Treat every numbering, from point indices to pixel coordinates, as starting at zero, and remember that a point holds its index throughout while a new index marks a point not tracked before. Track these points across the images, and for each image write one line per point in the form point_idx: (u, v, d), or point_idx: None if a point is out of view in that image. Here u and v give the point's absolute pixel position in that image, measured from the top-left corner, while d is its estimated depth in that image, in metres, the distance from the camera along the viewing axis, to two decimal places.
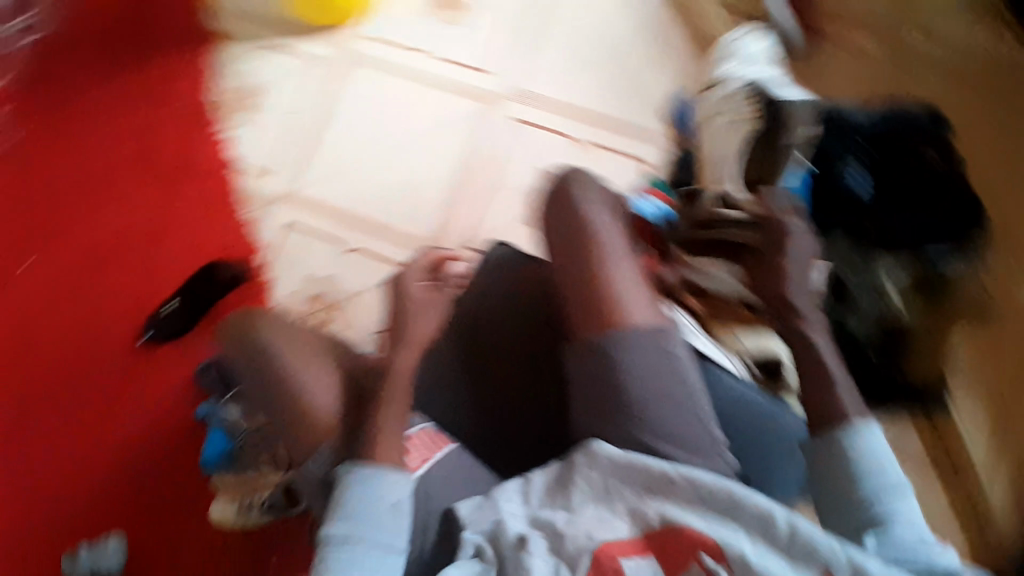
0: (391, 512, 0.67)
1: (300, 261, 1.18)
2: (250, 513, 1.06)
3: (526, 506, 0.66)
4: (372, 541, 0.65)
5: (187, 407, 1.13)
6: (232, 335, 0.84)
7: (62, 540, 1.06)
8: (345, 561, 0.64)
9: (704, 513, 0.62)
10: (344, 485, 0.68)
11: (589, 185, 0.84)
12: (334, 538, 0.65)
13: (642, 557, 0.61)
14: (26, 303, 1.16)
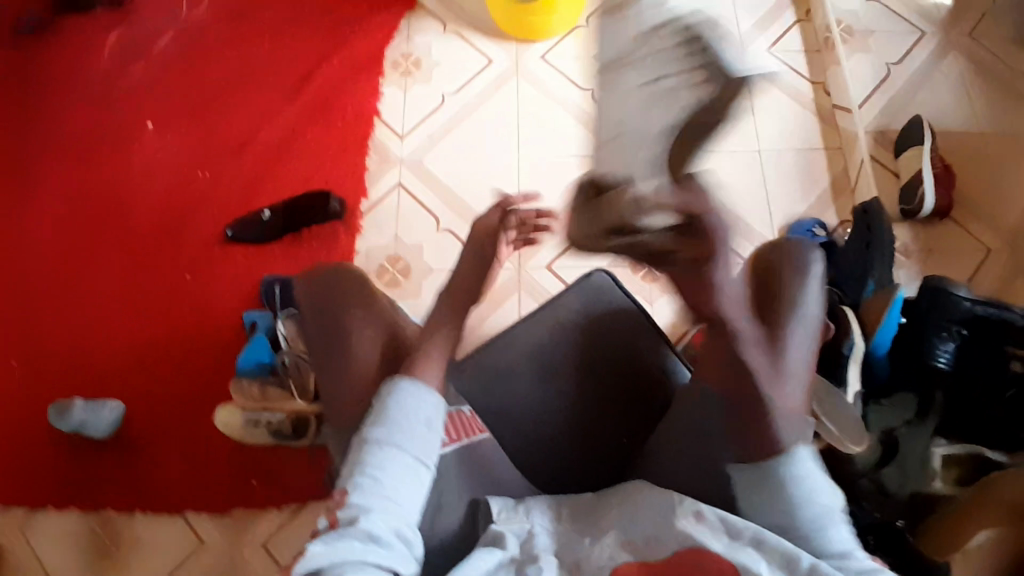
0: (425, 430, 0.69)
1: (394, 223, 1.22)
2: (255, 429, 1.07)
3: (551, 524, 0.68)
4: (401, 449, 0.67)
5: (239, 310, 1.17)
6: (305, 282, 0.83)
7: (87, 379, 1.13)
8: (375, 465, 0.66)
9: (725, 541, 0.60)
10: (387, 396, 0.70)
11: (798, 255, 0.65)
12: (370, 442, 0.67)
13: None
14: (151, 167, 1.28)
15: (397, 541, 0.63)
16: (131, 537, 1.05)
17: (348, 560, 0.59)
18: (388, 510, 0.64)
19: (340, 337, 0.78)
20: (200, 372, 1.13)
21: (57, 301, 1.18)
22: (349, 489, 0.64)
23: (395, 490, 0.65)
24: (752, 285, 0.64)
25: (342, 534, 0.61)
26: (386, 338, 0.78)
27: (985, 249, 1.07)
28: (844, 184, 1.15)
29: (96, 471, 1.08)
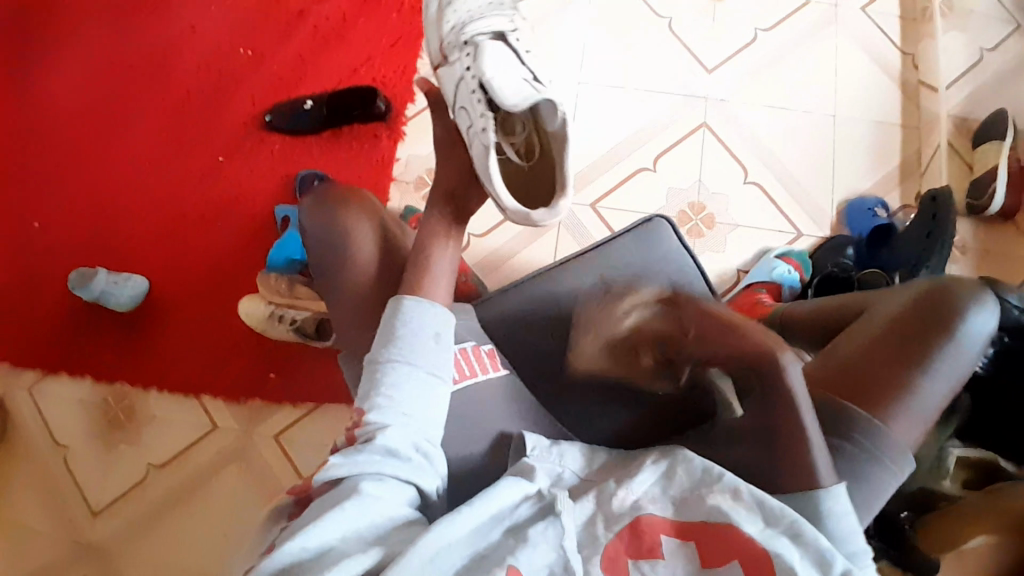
0: (431, 341, 0.68)
1: (438, 132, 1.17)
2: (276, 324, 1.05)
3: (579, 471, 0.69)
4: (412, 365, 0.66)
5: (270, 201, 1.14)
6: (314, 201, 0.81)
7: (111, 249, 1.12)
8: (387, 381, 0.65)
9: (763, 527, 0.59)
10: (396, 314, 0.69)
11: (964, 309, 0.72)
12: (382, 364, 0.66)
13: (681, 541, 0.59)
14: (192, 33, 1.21)
15: (416, 455, 0.63)
16: (145, 413, 1.07)
17: (367, 472, 0.60)
18: (404, 424, 0.63)
19: (339, 253, 0.77)
20: (221, 255, 1.12)
21: (86, 165, 1.15)
22: (367, 408, 0.63)
23: (411, 407, 0.64)
24: (893, 330, 0.72)
25: (361, 449, 0.61)
26: (395, 268, 0.77)
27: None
28: (913, 167, 1.10)
29: (114, 343, 1.09)
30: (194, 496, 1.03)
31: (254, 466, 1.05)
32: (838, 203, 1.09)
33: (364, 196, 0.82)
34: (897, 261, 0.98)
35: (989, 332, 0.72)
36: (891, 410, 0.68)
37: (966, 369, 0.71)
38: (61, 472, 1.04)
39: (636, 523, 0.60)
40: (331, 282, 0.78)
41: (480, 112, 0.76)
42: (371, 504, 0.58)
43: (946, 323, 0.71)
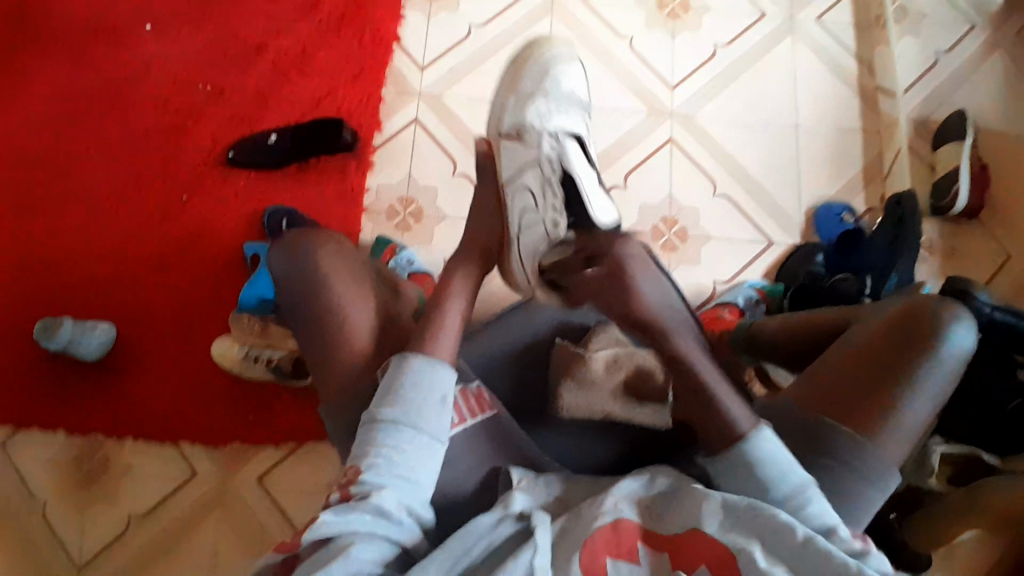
0: (436, 403, 0.69)
1: (407, 159, 1.16)
2: (253, 365, 1.03)
3: (560, 492, 0.69)
4: (411, 425, 0.68)
5: (239, 238, 1.12)
6: (282, 253, 0.81)
7: (75, 295, 1.08)
8: (385, 441, 0.66)
9: (722, 519, 0.61)
10: (397, 372, 0.70)
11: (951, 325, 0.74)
12: (382, 422, 0.68)
13: (654, 551, 0.61)
14: (150, 72, 1.20)
15: (407, 517, 0.65)
16: (121, 463, 1.03)
17: (358, 532, 0.62)
18: (399, 484, 0.65)
19: (318, 299, 0.78)
20: (190, 294, 1.10)
21: (46, 211, 1.12)
22: (362, 467, 0.65)
23: (409, 469, 0.66)
24: (882, 345, 0.74)
25: (352, 507, 0.63)
26: (369, 305, 0.78)
27: (1006, 255, 1.07)
28: (877, 171, 1.12)
29: (82, 393, 1.05)
30: (178, 548, 1.00)
31: (235, 508, 1.02)
32: (807, 209, 1.10)
33: (329, 241, 0.82)
34: (872, 259, 0.97)
35: (968, 346, 0.74)
36: (876, 430, 0.72)
37: (947, 383, 0.73)
38: (36, 527, 1.00)
39: (617, 524, 0.62)
40: (308, 324, 0.78)
41: (553, 210, 0.80)
42: (356, 562, 0.59)
43: (926, 341, 0.73)
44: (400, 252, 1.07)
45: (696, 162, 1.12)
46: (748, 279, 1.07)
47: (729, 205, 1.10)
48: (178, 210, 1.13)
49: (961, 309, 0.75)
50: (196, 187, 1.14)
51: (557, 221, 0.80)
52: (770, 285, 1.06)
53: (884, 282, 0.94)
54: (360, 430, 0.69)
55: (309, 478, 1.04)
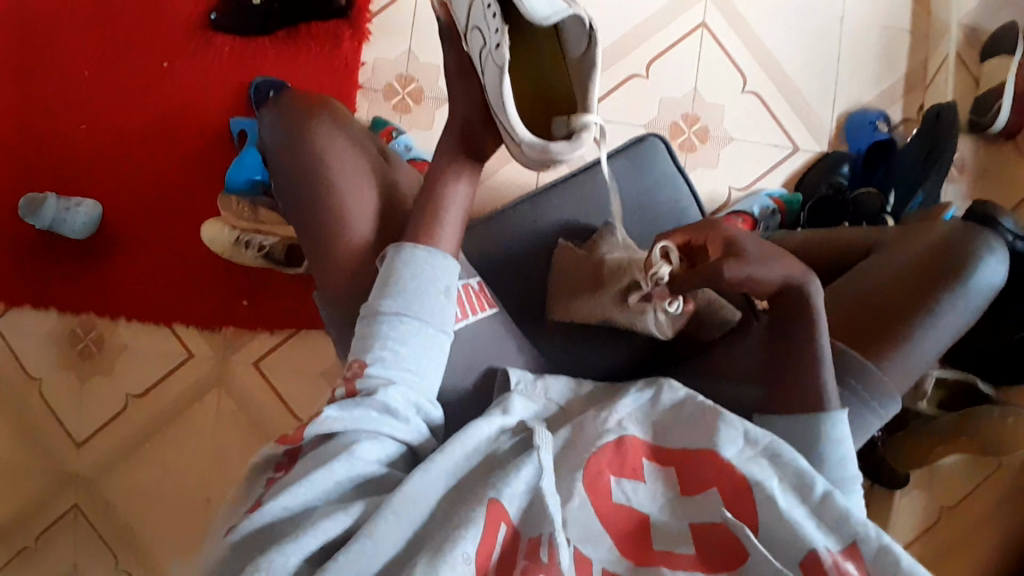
0: (442, 295, 0.64)
1: (407, 31, 1.06)
2: (243, 251, 0.99)
3: (562, 402, 0.68)
4: (417, 318, 0.62)
5: (227, 113, 1.04)
6: (277, 122, 0.72)
7: (56, 168, 1.02)
8: (390, 334, 0.61)
9: (743, 449, 0.60)
10: (399, 262, 0.64)
11: (985, 257, 0.71)
12: (386, 314, 0.62)
13: (661, 467, 0.61)
14: None
15: (414, 415, 0.61)
16: (114, 345, 1.04)
17: (364, 428, 0.57)
18: (406, 380, 0.61)
19: (313, 180, 0.69)
20: (179, 169, 1.04)
21: (16, 73, 1.03)
22: (367, 361, 0.60)
23: (416, 362, 0.61)
24: (910, 273, 0.71)
25: (359, 402, 0.58)
26: (371, 192, 0.70)
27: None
28: (919, 78, 1.03)
29: (75, 273, 1.03)
30: (176, 425, 1.03)
31: (236, 392, 1.04)
32: (840, 115, 1.02)
33: (329, 111, 0.72)
34: (907, 173, 0.92)
35: (996, 282, 0.71)
36: (885, 356, 0.68)
37: (966, 319, 0.70)
38: (34, 405, 1.03)
39: (621, 442, 0.61)
40: (300, 213, 0.71)
41: (494, 30, 0.63)
42: (360, 463, 0.55)
43: (953, 273, 0.70)
44: (399, 136, 1.00)
45: (728, 51, 1.02)
46: (768, 188, 1.00)
47: (756, 102, 1.02)
48: (162, 74, 1.04)
49: (995, 244, 0.72)
50: (178, 50, 1.05)
51: (498, 38, 0.62)
52: (790, 194, 0.99)
53: (908, 201, 0.90)
54: (361, 323, 0.63)
55: (308, 358, 1.05)
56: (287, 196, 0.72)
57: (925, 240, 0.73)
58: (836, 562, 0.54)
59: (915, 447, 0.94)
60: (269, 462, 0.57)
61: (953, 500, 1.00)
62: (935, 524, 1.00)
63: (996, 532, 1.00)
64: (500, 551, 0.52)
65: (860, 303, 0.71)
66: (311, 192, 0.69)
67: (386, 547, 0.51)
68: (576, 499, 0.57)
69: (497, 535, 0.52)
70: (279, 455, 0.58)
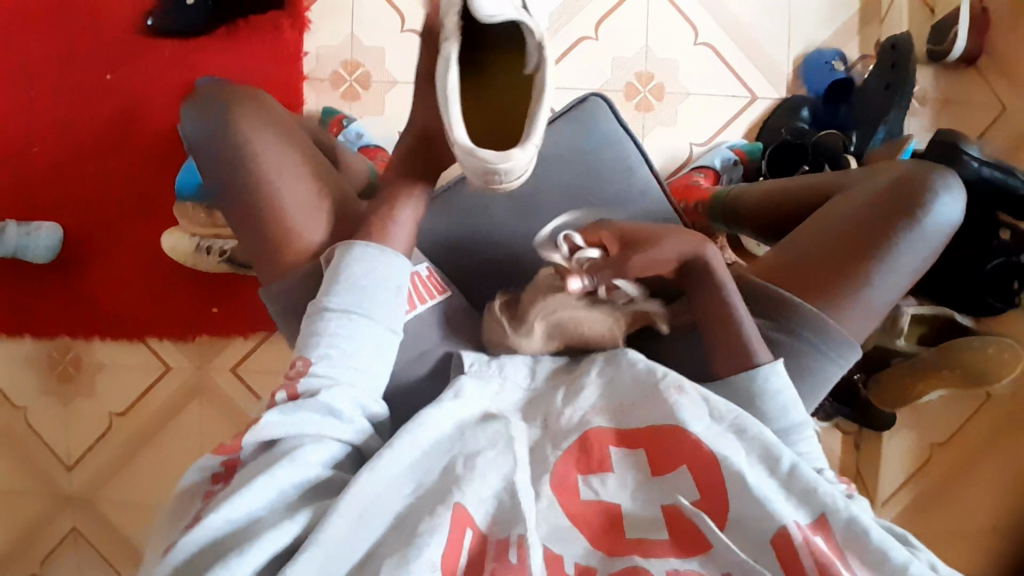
0: (393, 294, 0.64)
1: (348, 15, 1.03)
2: (205, 257, 0.98)
3: (525, 385, 0.68)
4: (362, 316, 0.62)
5: (175, 118, 1.02)
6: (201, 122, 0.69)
7: (8, 194, 1.01)
8: (336, 332, 0.61)
9: (709, 424, 0.60)
10: (347, 259, 0.63)
11: (940, 193, 0.69)
12: (331, 312, 0.61)
13: (630, 451, 0.60)
14: None
15: (358, 415, 0.60)
16: (94, 363, 1.03)
17: (307, 433, 0.57)
18: (349, 377, 0.60)
19: (245, 180, 0.67)
20: (132, 181, 1.02)
21: None
22: (312, 358, 0.59)
23: (363, 361, 0.61)
24: (864, 213, 0.69)
25: (300, 405, 0.57)
26: (309, 189, 0.68)
27: (998, 108, 0.98)
28: (876, 9, 1.00)
29: (41, 298, 1.02)
30: (164, 437, 1.03)
31: (217, 401, 1.04)
32: (797, 56, 0.99)
33: (254, 106, 0.69)
34: (862, 109, 0.91)
35: (955, 219, 0.69)
36: (842, 306, 0.68)
37: (925, 260, 0.69)
38: (21, 432, 1.02)
39: (584, 440, 0.61)
40: (240, 218, 0.69)
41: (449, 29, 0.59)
42: (303, 467, 0.55)
43: (911, 213, 0.68)
44: (350, 125, 0.98)
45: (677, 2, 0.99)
46: (727, 140, 0.99)
47: (711, 52, 0.99)
48: (103, 86, 1.02)
49: (953, 184, 0.70)
50: (117, 59, 1.02)
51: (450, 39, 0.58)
52: (750, 143, 0.97)
53: (871, 137, 0.89)
54: (307, 319, 0.62)
55: (281, 360, 1.05)
56: (228, 199, 0.69)
57: (883, 179, 0.71)
58: (805, 538, 0.53)
59: (892, 387, 0.95)
60: (204, 477, 0.57)
61: (941, 435, 1.00)
62: (924, 460, 1.00)
63: (987, 462, 1.00)
64: (467, 557, 0.52)
65: (816, 248, 0.70)
66: (246, 195, 0.67)
67: (344, 560, 0.51)
68: (543, 499, 0.57)
69: (463, 542, 0.52)
70: (215, 467, 0.57)
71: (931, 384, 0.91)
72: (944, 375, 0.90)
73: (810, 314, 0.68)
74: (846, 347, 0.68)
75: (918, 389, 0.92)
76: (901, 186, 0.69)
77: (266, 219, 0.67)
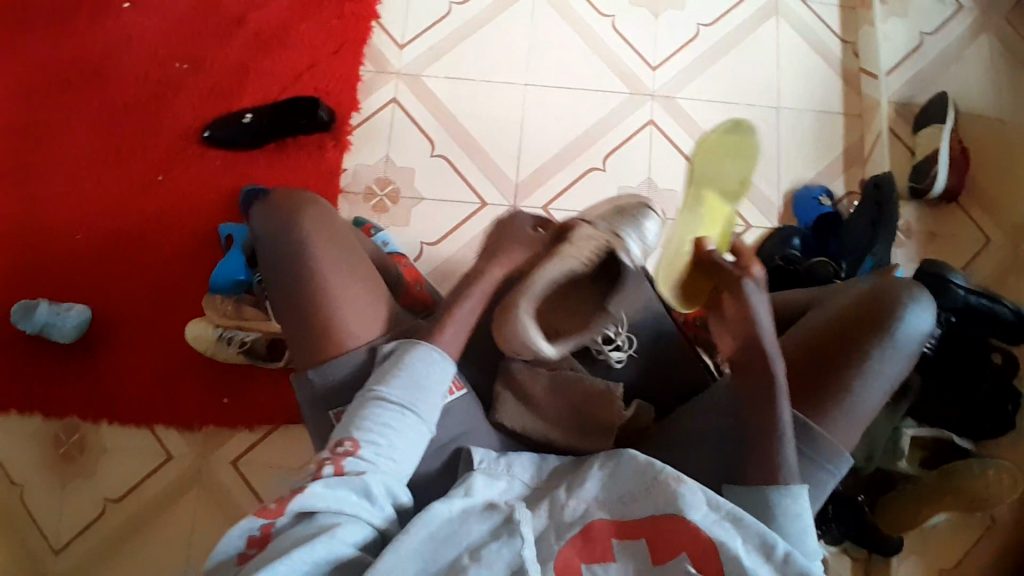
0: (442, 403, 0.66)
1: (387, 139, 1.15)
2: (225, 347, 1.02)
3: (528, 479, 0.67)
4: (416, 415, 0.64)
5: (215, 217, 1.12)
6: (276, 220, 0.72)
7: (51, 275, 1.09)
8: (388, 423, 0.62)
9: (707, 514, 0.58)
10: (409, 355, 0.66)
11: (913, 305, 0.67)
12: (386, 402, 0.63)
13: (630, 541, 0.58)
14: (128, 52, 1.19)
15: (389, 500, 0.60)
16: (97, 445, 1.04)
17: (346, 511, 0.56)
18: (391, 470, 0.61)
19: (305, 279, 0.69)
20: (169, 270, 1.09)
21: (24, 192, 1.13)
22: (360, 441, 0.61)
23: (401, 453, 0.62)
24: (837, 325, 0.67)
25: (343, 482, 0.58)
26: (366, 296, 0.71)
27: (986, 240, 1.08)
28: (856, 157, 1.13)
29: (60, 375, 1.05)
30: (156, 528, 1.00)
31: (211, 494, 1.02)
32: (787, 192, 1.11)
33: (326, 214, 0.73)
34: (853, 234, 0.99)
35: (926, 331, 0.67)
36: (825, 412, 0.65)
37: (903, 366, 0.67)
38: (14, 512, 1.01)
39: (587, 531, 0.60)
40: (282, 310, 0.70)
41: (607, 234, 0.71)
42: (339, 544, 0.54)
43: (883, 326, 0.66)
44: (378, 230, 1.06)
45: (678, 144, 1.13)
46: None
47: None
48: (157, 187, 1.13)
49: (923, 293, 0.68)
50: (177, 164, 1.14)
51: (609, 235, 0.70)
52: None
53: (860, 265, 0.96)
54: (357, 407, 0.64)
55: (284, 455, 1.04)
56: (276, 283, 0.71)
57: (855, 294, 0.70)
58: None
59: (896, 509, 0.92)
60: (240, 542, 0.55)
61: (951, 567, 0.97)
62: None
63: None
64: None
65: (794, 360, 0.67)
66: (297, 286, 0.69)
67: None
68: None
69: None
70: (252, 531, 0.55)
71: (939, 507, 0.89)
72: (951, 496, 0.88)
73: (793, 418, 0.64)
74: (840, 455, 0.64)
75: (926, 512, 0.90)
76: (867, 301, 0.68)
77: (297, 297, 0.69)
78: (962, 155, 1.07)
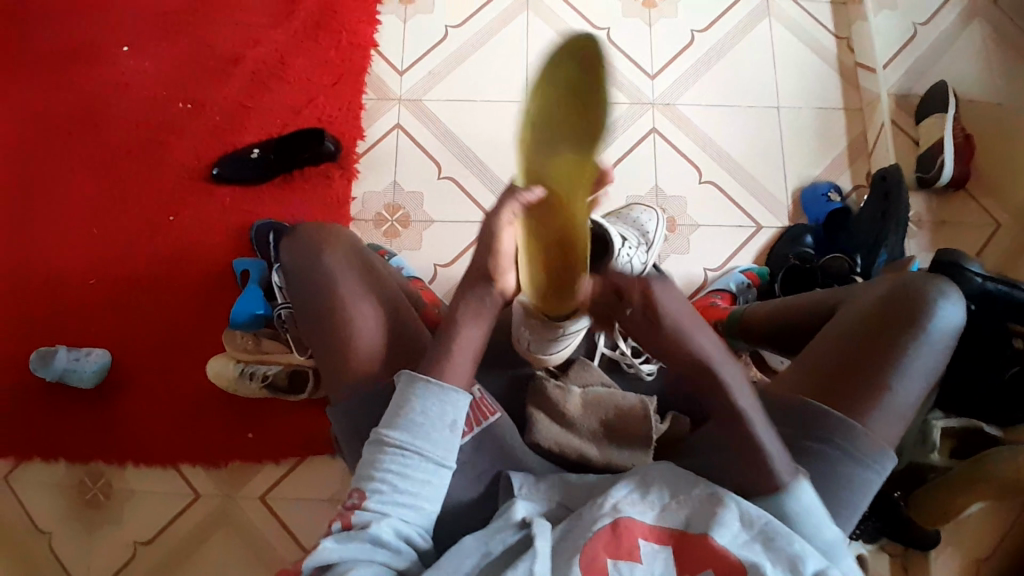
0: (452, 437, 0.63)
1: (393, 164, 1.16)
2: (247, 382, 1.02)
3: (562, 497, 0.65)
4: (425, 455, 0.62)
5: (228, 253, 1.12)
6: (302, 247, 0.73)
7: (66, 321, 1.09)
8: (393, 469, 0.61)
9: (737, 533, 0.58)
10: (410, 393, 0.63)
11: (943, 300, 0.68)
12: (390, 447, 0.61)
13: (661, 545, 0.58)
14: (130, 95, 1.20)
15: (408, 543, 0.60)
16: (122, 488, 1.04)
17: (359, 556, 0.57)
18: (403, 515, 0.60)
19: (330, 305, 0.69)
20: (185, 308, 1.10)
21: (35, 241, 1.13)
22: (366, 492, 0.60)
23: (413, 496, 0.61)
24: (867, 324, 0.68)
25: (352, 536, 0.58)
26: (389, 318, 0.71)
27: (995, 225, 1.08)
28: (860, 149, 1.14)
29: (81, 420, 1.06)
30: (188, 568, 1.00)
31: (240, 531, 1.02)
32: (794, 191, 1.12)
33: (347, 242, 0.74)
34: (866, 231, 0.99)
35: (956, 325, 0.68)
36: (866, 410, 0.65)
37: (938, 362, 0.67)
38: (45, 560, 1.01)
39: (616, 524, 0.58)
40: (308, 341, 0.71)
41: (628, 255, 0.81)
42: None
43: (914, 323, 0.66)
44: (391, 255, 1.07)
45: (682, 149, 1.14)
46: (739, 264, 1.08)
47: (714, 189, 1.12)
48: (166, 226, 1.14)
49: (951, 287, 0.69)
50: (186, 202, 1.15)
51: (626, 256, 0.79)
52: (759, 268, 1.06)
53: (874, 258, 0.96)
54: (365, 453, 0.63)
55: (311, 486, 1.03)
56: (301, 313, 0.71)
57: (883, 292, 0.70)
58: None
59: (932, 502, 0.93)
60: None
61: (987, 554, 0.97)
62: None
63: None
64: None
65: (831, 362, 0.68)
66: (322, 313, 0.70)
67: None
68: None
69: None
70: None
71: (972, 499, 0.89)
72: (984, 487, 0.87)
73: (834, 419, 0.65)
74: (885, 454, 0.65)
75: (960, 503, 0.90)
76: (899, 297, 0.68)
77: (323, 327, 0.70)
78: (966, 141, 1.08)
